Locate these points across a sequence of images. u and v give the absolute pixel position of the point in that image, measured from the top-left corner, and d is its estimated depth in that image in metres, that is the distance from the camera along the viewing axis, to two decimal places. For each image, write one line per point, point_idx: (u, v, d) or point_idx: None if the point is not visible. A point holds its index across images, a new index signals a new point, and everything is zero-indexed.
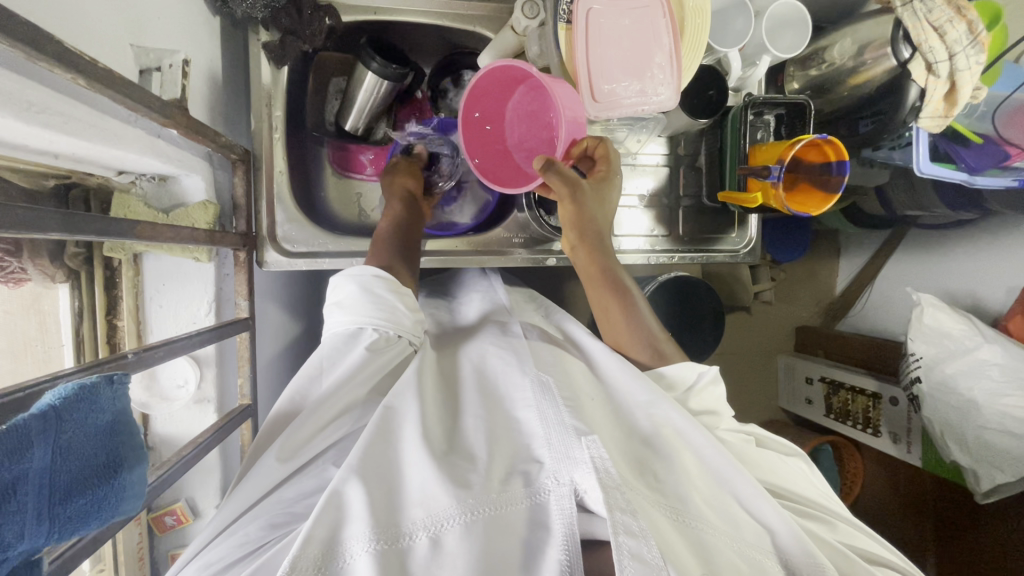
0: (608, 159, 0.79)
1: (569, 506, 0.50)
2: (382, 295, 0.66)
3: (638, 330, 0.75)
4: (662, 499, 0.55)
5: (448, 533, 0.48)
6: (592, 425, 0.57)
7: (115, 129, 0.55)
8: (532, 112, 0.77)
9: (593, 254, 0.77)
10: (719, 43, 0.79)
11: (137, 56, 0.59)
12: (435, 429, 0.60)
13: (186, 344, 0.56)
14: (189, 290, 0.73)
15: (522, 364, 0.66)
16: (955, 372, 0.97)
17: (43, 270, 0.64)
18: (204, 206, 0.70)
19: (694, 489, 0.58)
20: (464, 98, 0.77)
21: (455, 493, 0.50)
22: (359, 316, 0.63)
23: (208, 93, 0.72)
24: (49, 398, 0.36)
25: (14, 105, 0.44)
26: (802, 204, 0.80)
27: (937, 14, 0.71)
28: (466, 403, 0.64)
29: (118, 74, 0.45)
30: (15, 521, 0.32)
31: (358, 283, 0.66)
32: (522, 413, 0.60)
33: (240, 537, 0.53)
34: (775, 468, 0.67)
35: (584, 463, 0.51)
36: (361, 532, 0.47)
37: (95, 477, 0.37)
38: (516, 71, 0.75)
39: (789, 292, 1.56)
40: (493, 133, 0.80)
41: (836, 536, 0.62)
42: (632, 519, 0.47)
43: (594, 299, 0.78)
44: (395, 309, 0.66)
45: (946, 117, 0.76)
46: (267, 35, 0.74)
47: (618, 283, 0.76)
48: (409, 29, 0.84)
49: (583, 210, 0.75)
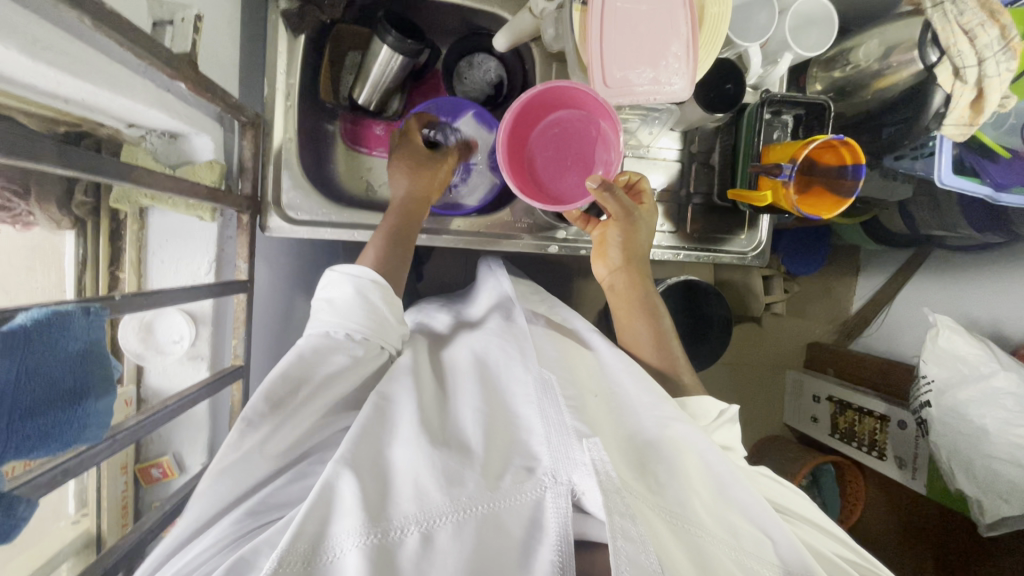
0: (648, 193, 0.81)
1: (565, 506, 0.50)
2: (374, 304, 0.66)
3: (661, 349, 0.78)
4: (662, 503, 0.54)
5: (440, 530, 0.49)
6: (593, 425, 0.56)
7: (123, 77, 0.56)
8: (570, 135, 0.76)
9: (634, 277, 0.79)
10: (740, 37, 0.77)
11: (151, 8, 0.60)
12: (434, 418, 0.60)
13: (176, 296, 0.56)
14: (191, 247, 0.74)
15: (519, 358, 0.65)
16: (966, 399, 0.94)
17: (49, 215, 0.65)
18: (210, 164, 0.71)
19: (696, 497, 0.56)
20: (512, 105, 0.72)
21: (447, 491, 0.51)
22: (347, 320, 0.64)
23: (222, 54, 0.73)
24: (21, 318, 0.36)
25: (19, 39, 0.44)
26: (813, 207, 0.77)
27: (968, 17, 0.68)
28: (462, 393, 0.64)
29: (125, 18, 0.45)
30: None
31: (354, 286, 0.66)
32: (523, 408, 0.60)
33: (215, 534, 0.53)
34: (776, 488, 0.66)
35: (584, 465, 0.51)
36: (351, 528, 0.48)
37: (61, 399, 0.38)
38: (593, 102, 0.72)
39: (802, 305, 1.53)
40: (523, 147, 0.76)
41: (835, 552, 0.61)
42: (630, 525, 0.47)
43: (624, 321, 0.81)
44: (384, 320, 0.66)
45: (972, 125, 0.71)
46: (286, 3, 0.75)
47: (652, 306, 0.79)
48: (428, 5, 0.84)
49: (633, 234, 0.78)
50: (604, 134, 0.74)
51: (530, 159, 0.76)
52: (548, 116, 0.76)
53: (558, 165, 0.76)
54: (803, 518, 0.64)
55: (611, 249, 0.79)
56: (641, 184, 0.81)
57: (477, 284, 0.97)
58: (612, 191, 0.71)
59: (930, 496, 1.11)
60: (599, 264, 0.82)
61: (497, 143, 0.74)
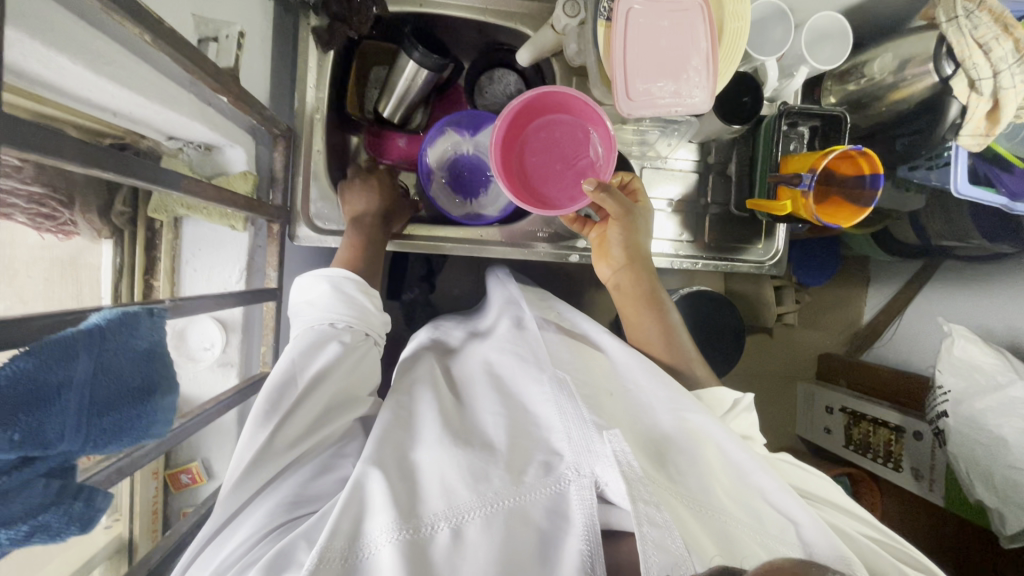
0: (641, 192, 0.83)
1: (590, 497, 0.51)
2: (354, 296, 0.69)
3: (672, 348, 0.79)
4: (684, 492, 0.55)
5: (469, 525, 0.50)
6: (610, 419, 0.57)
7: (171, 91, 0.58)
8: (560, 140, 0.78)
9: (638, 275, 0.80)
10: (757, 51, 0.80)
11: (198, 26, 0.63)
12: (456, 421, 0.62)
13: (214, 302, 0.59)
14: (223, 256, 0.77)
15: (531, 358, 0.68)
16: (984, 408, 0.94)
17: (91, 225, 0.66)
18: (244, 175, 0.73)
19: (716, 482, 0.58)
20: (503, 110, 0.73)
21: (474, 487, 0.52)
22: (330, 312, 0.66)
23: (256, 70, 0.76)
24: (94, 317, 0.38)
25: (85, 54, 0.46)
26: (833, 216, 0.79)
27: (982, 32, 0.69)
28: (478, 397, 0.65)
29: (181, 34, 0.47)
30: (59, 421, 0.34)
31: (330, 283, 0.69)
32: (540, 407, 0.61)
33: (253, 525, 0.54)
34: (800, 472, 0.67)
35: (606, 457, 0.51)
36: (385, 524, 0.49)
37: (134, 397, 0.39)
38: (590, 111, 0.75)
39: (813, 316, 1.53)
40: (516, 153, 0.78)
41: (861, 532, 0.62)
42: (655, 511, 0.48)
43: (632, 320, 0.82)
44: (365, 309, 0.69)
45: (988, 136, 0.72)
46: (318, 20, 0.79)
47: (658, 301, 0.80)
48: (451, 23, 0.87)
49: (631, 231, 0.78)
50: (594, 143, 0.77)
51: (523, 165, 0.78)
52: (539, 120, 0.78)
53: (547, 166, 0.78)
54: (827, 503, 0.65)
55: (612, 248, 0.81)
56: (636, 184, 0.83)
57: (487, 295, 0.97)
58: (609, 192, 0.73)
59: (949, 508, 1.10)
60: (603, 266, 0.83)
61: (489, 149, 0.75)
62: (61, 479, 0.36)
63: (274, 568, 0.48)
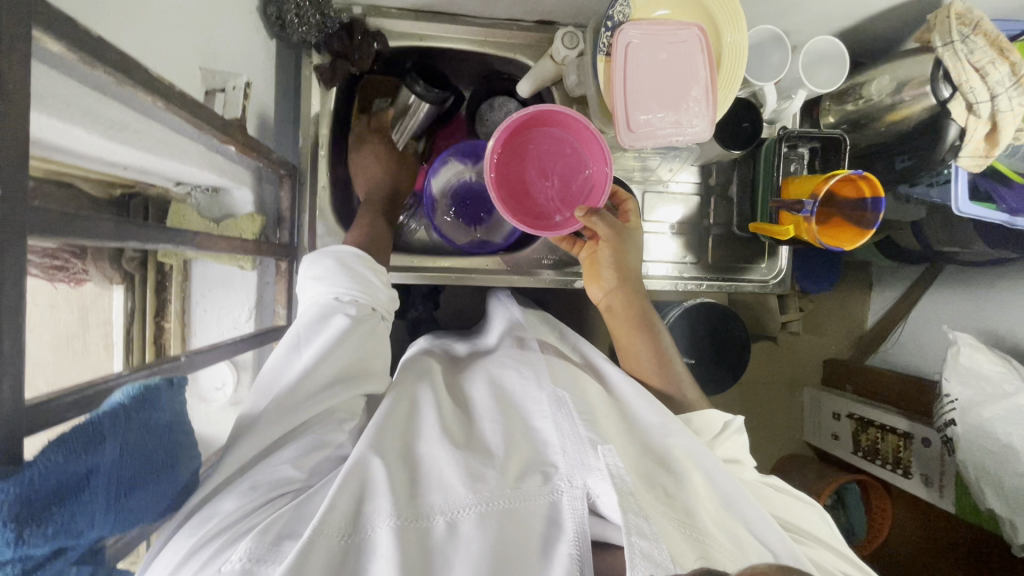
0: (633, 213, 0.84)
1: (581, 509, 0.52)
2: (360, 272, 0.66)
3: (663, 369, 0.78)
4: (673, 512, 0.54)
5: (464, 519, 0.51)
6: (606, 436, 0.58)
7: (181, 145, 0.59)
8: (561, 159, 0.77)
9: (628, 295, 0.81)
10: (756, 76, 0.80)
11: (205, 78, 0.64)
12: (456, 427, 0.62)
13: (230, 348, 0.60)
14: (232, 297, 0.80)
15: (529, 368, 0.68)
16: (992, 416, 0.94)
17: (103, 272, 0.67)
18: (252, 217, 0.75)
19: (702, 506, 0.57)
20: (508, 120, 0.72)
21: (471, 485, 0.52)
22: (336, 287, 0.64)
23: (261, 112, 0.77)
24: (119, 395, 0.39)
25: (99, 124, 0.48)
26: (835, 238, 0.79)
27: (978, 55, 0.71)
28: (480, 404, 0.66)
29: (191, 97, 0.48)
30: (89, 509, 0.35)
31: (335, 259, 0.66)
32: (538, 422, 0.61)
33: (248, 485, 0.52)
34: (783, 505, 0.66)
35: (599, 470, 0.52)
36: (384, 508, 0.49)
37: (158, 468, 0.41)
38: (595, 147, 0.75)
39: (817, 323, 1.53)
40: (517, 164, 0.76)
41: (841, 569, 0.61)
42: (644, 523, 0.48)
43: (624, 342, 0.81)
44: (371, 283, 0.66)
45: (987, 157, 0.76)
46: (319, 58, 0.80)
47: (650, 324, 0.80)
48: (451, 55, 0.88)
49: (623, 254, 0.80)
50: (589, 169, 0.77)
51: (523, 178, 0.77)
52: (546, 131, 0.76)
53: (544, 183, 0.77)
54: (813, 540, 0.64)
55: (603, 270, 0.81)
56: (630, 206, 0.84)
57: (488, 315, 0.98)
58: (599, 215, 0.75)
59: (960, 514, 1.09)
60: (595, 287, 0.83)
61: (486, 160, 0.74)
62: (91, 563, 0.37)
63: (271, 539, 0.47)
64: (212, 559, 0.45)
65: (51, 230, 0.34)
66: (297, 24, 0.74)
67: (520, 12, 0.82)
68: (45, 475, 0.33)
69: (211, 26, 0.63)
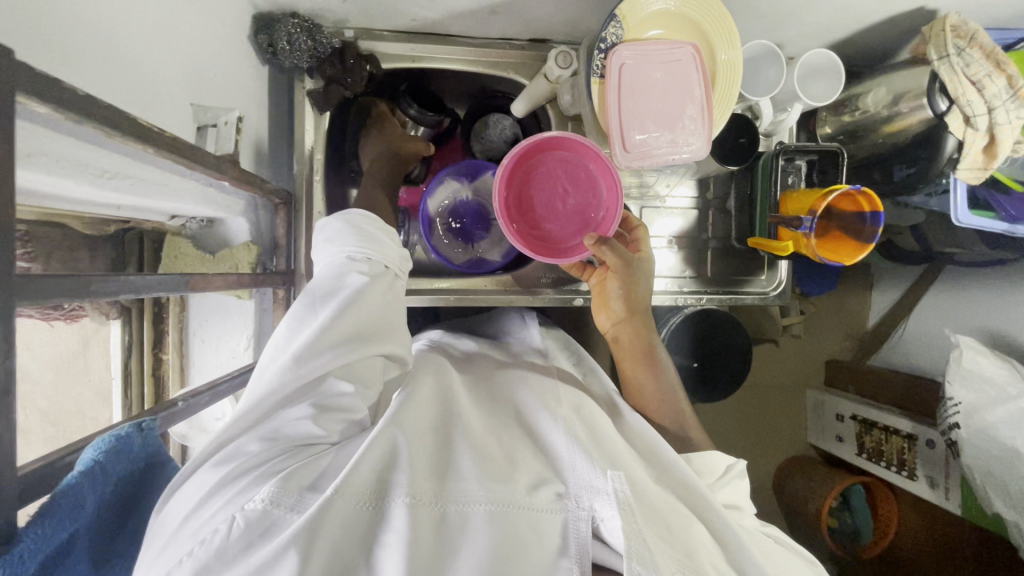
0: (643, 241, 0.83)
1: (585, 533, 0.49)
2: (371, 234, 0.64)
3: (666, 404, 0.78)
4: (674, 551, 0.50)
5: (476, 511, 0.49)
6: (614, 462, 0.56)
7: (175, 185, 0.58)
8: (571, 181, 0.76)
9: (636, 326, 0.80)
10: (751, 92, 0.80)
11: (195, 114, 0.64)
12: (478, 422, 0.61)
13: (228, 386, 0.60)
14: (230, 325, 0.78)
15: (542, 391, 0.67)
16: (996, 420, 0.93)
17: (100, 309, 0.70)
18: (247, 247, 0.74)
19: (702, 548, 0.53)
20: (516, 148, 0.72)
21: (488, 481, 0.51)
22: (345, 247, 0.62)
23: (256, 140, 0.78)
24: (89, 453, 0.41)
25: (89, 173, 0.47)
26: (835, 253, 0.79)
27: (974, 68, 0.70)
28: (499, 412, 0.65)
29: (182, 140, 0.48)
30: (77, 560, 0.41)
31: (345, 223, 0.65)
32: (552, 434, 0.59)
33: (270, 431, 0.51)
34: (782, 560, 0.61)
35: (606, 493, 0.50)
36: (403, 483, 0.48)
37: (129, 496, 0.46)
38: (605, 169, 0.75)
39: (819, 325, 1.52)
40: (526, 190, 0.75)
41: None
42: (644, 550, 0.46)
43: (628, 371, 0.81)
44: (380, 243, 0.64)
45: (985, 169, 0.75)
46: (312, 83, 0.80)
47: (655, 358, 0.80)
48: (444, 75, 0.88)
49: (633, 285, 0.79)
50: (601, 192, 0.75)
51: (533, 203, 0.76)
52: (554, 155, 0.75)
53: (552, 196, 0.76)
54: None
55: (612, 300, 0.81)
56: (641, 233, 0.83)
57: (502, 325, 0.97)
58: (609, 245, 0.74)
59: (966, 516, 1.08)
60: (602, 316, 0.83)
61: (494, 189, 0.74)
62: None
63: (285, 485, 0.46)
64: (235, 498, 0.45)
65: (27, 294, 0.33)
66: (290, 51, 0.74)
67: (513, 31, 0.82)
68: (33, 550, 0.35)
69: (201, 59, 0.63)
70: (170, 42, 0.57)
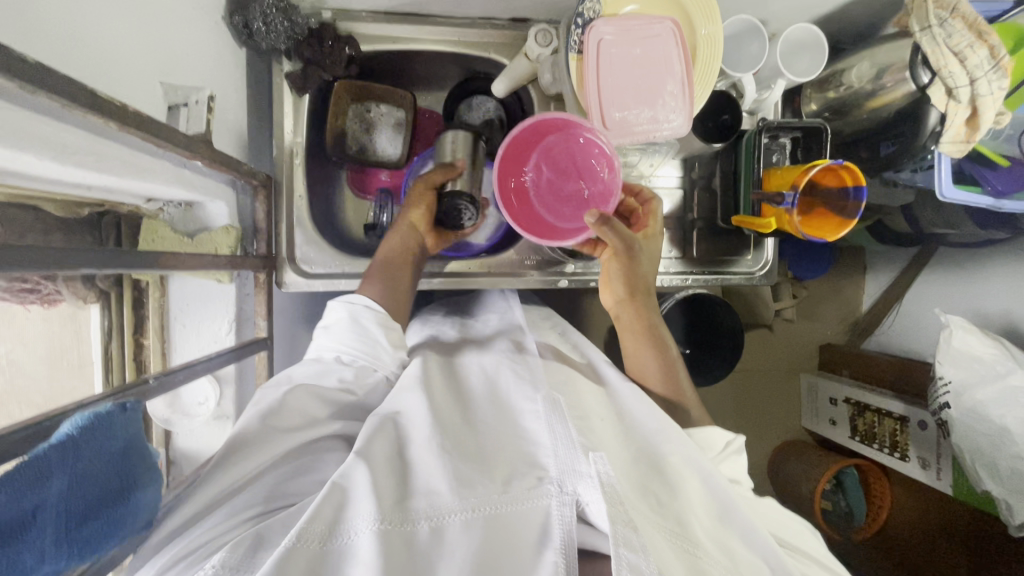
0: (654, 217, 0.82)
1: (569, 516, 0.50)
2: (367, 328, 0.69)
3: (669, 383, 0.78)
4: (664, 522, 0.52)
5: (450, 525, 0.49)
6: (598, 441, 0.56)
7: (144, 163, 0.58)
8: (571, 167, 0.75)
9: (638, 306, 0.80)
10: (733, 67, 0.80)
11: (166, 93, 0.63)
12: (445, 418, 0.61)
13: (206, 365, 0.60)
14: (210, 309, 0.78)
15: (526, 373, 0.66)
16: (986, 399, 0.93)
17: (76, 293, 0.68)
18: (226, 230, 0.73)
19: (695, 518, 0.55)
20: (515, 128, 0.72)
21: (459, 491, 0.50)
22: (341, 343, 0.68)
23: (233, 122, 0.77)
24: (66, 427, 0.42)
25: (50, 148, 0.47)
26: (817, 229, 0.78)
27: (957, 39, 0.70)
28: (476, 409, 0.65)
29: (146, 115, 0.47)
30: (39, 542, 0.38)
31: (349, 310, 0.70)
32: (532, 424, 0.59)
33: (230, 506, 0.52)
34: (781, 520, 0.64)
35: (589, 477, 0.50)
36: (366, 512, 0.46)
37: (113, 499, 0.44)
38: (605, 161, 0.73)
39: (812, 309, 1.52)
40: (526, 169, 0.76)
41: None
42: (633, 534, 0.46)
43: (631, 350, 0.81)
44: (377, 344, 0.69)
45: (968, 141, 0.75)
46: (289, 65, 0.78)
47: (659, 337, 0.79)
48: (425, 57, 0.87)
49: (636, 267, 0.78)
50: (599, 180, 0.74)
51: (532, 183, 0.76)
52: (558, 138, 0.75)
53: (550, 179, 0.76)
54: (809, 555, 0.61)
55: (614, 281, 0.80)
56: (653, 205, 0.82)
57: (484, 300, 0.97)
58: (610, 225, 0.72)
59: (958, 496, 1.09)
60: (607, 295, 0.83)
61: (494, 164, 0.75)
62: None
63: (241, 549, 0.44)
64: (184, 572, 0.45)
65: None
66: (264, 31, 0.74)
67: (493, 10, 0.81)
68: None
69: (171, 39, 0.62)
70: (138, 20, 0.57)
